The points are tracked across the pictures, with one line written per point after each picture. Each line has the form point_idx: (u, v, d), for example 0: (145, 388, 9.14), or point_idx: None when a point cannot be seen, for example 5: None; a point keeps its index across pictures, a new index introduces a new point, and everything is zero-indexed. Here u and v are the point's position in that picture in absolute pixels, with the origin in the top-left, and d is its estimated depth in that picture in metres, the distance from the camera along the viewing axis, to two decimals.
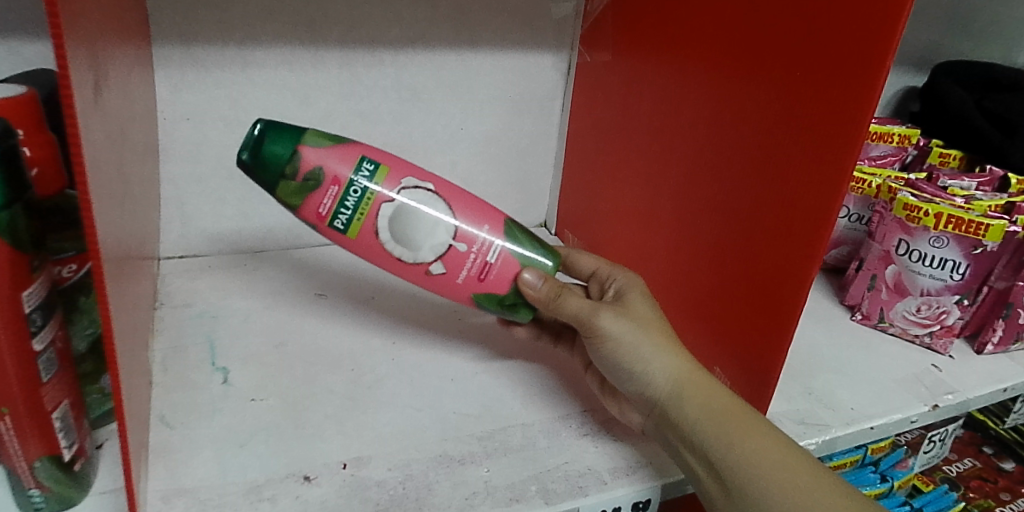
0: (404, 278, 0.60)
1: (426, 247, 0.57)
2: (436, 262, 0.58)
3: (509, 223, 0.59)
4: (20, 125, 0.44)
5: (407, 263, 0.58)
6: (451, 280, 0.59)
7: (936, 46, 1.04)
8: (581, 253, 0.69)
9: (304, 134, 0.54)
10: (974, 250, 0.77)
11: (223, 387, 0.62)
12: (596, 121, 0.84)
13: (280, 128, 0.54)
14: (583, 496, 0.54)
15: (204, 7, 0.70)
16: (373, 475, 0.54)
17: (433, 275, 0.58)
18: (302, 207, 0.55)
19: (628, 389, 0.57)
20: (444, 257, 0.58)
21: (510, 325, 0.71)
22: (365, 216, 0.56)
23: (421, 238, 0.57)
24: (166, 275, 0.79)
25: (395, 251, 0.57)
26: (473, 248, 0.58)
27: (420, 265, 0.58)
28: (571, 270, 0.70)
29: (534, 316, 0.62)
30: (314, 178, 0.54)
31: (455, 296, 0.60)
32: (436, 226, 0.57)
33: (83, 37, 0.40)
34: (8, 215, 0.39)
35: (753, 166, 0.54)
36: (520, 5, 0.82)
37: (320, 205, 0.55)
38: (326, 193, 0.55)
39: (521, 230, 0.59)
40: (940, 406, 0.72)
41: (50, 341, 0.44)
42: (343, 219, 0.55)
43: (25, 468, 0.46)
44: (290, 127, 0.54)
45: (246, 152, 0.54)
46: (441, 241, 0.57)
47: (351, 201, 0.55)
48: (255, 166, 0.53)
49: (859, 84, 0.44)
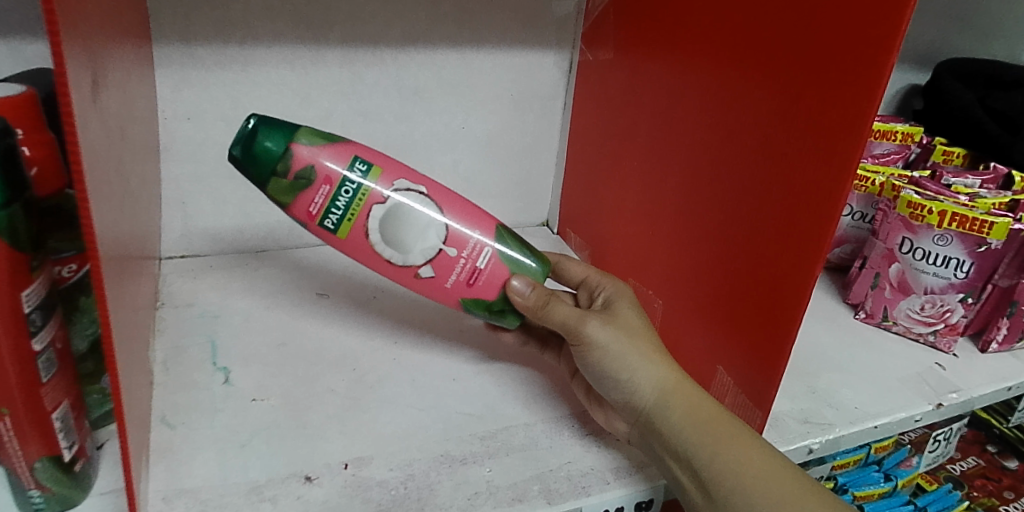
0: (393, 281, 0.59)
1: (416, 251, 0.57)
2: (426, 266, 0.58)
3: (500, 229, 0.59)
4: (19, 124, 0.44)
5: (397, 265, 0.58)
6: (439, 284, 0.59)
7: (939, 43, 1.04)
8: (570, 259, 0.70)
9: (297, 131, 0.53)
10: (978, 248, 0.77)
11: (224, 387, 0.62)
12: (598, 120, 0.84)
13: (272, 123, 0.53)
14: (586, 496, 0.54)
15: (204, 6, 0.70)
16: (374, 475, 0.54)
17: (421, 278, 0.58)
18: (292, 206, 0.55)
19: (613, 396, 0.57)
20: (434, 261, 0.57)
21: (498, 330, 0.70)
22: (357, 217, 0.55)
23: (411, 241, 0.57)
24: (167, 275, 0.79)
25: (385, 253, 0.57)
26: (463, 253, 0.58)
27: (410, 268, 0.58)
28: (560, 277, 0.71)
29: (521, 322, 0.63)
30: (306, 177, 0.54)
31: (444, 300, 0.60)
32: (428, 228, 0.57)
33: (83, 38, 0.40)
34: (8, 214, 0.38)
35: (758, 165, 0.54)
36: (520, 4, 0.82)
37: (312, 204, 0.55)
38: (318, 193, 0.54)
39: (512, 236, 0.59)
40: (945, 405, 0.71)
41: (50, 341, 0.44)
42: (334, 219, 0.55)
43: (25, 469, 0.46)
44: (282, 123, 0.54)
45: (238, 147, 0.53)
46: (432, 244, 0.57)
47: (342, 201, 0.55)
48: (247, 160, 0.53)
49: (864, 83, 0.44)
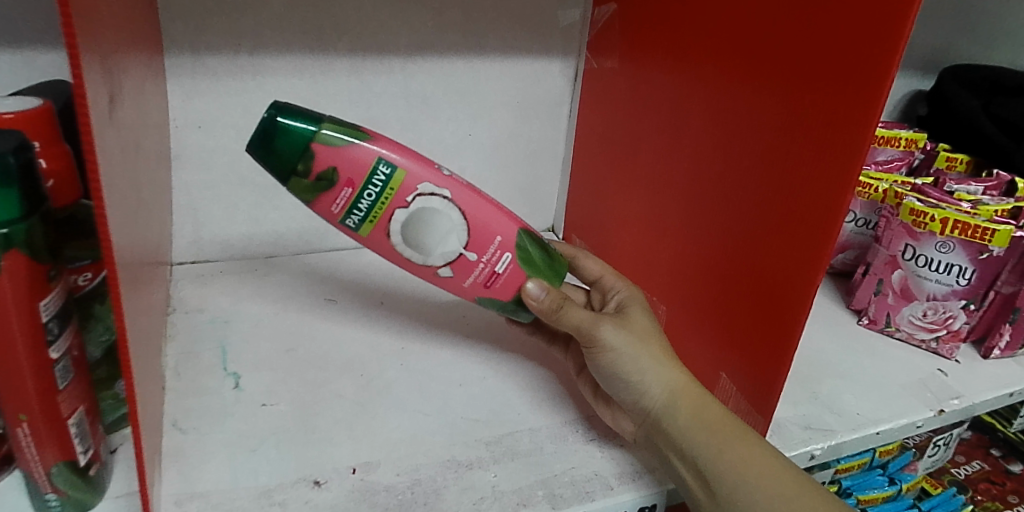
0: (413, 275, 0.61)
1: (437, 253, 0.58)
2: (445, 267, 0.59)
3: (521, 234, 0.59)
4: (36, 136, 0.46)
5: (416, 264, 0.59)
6: (457, 283, 0.60)
7: (944, 49, 1.04)
8: (587, 256, 0.71)
9: (318, 130, 0.52)
10: (980, 255, 0.77)
11: (234, 392, 0.63)
12: (602, 127, 0.84)
13: (293, 115, 0.52)
14: (590, 501, 0.54)
15: (215, 17, 0.71)
16: (382, 479, 0.55)
17: (440, 277, 0.60)
18: (314, 203, 0.55)
19: (622, 397, 0.58)
20: (453, 263, 0.59)
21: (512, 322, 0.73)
22: (380, 218, 0.56)
23: (432, 245, 0.58)
24: (178, 280, 0.80)
25: (406, 252, 0.58)
26: (482, 258, 0.59)
27: (429, 267, 0.59)
28: (576, 272, 0.72)
29: (536, 317, 0.64)
30: (328, 179, 0.53)
31: (461, 296, 0.62)
32: (449, 234, 0.57)
33: (98, 53, 0.40)
34: (26, 226, 0.39)
35: (760, 172, 0.55)
36: (528, 12, 0.83)
37: (334, 203, 0.55)
38: (339, 194, 0.54)
39: (532, 240, 0.60)
40: (946, 411, 0.72)
41: (66, 349, 0.45)
42: (356, 219, 0.56)
43: (42, 474, 0.47)
44: (304, 118, 0.52)
45: (256, 138, 0.52)
46: (452, 248, 0.58)
47: (364, 204, 0.55)
48: (267, 157, 0.52)
49: (864, 93, 0.45)
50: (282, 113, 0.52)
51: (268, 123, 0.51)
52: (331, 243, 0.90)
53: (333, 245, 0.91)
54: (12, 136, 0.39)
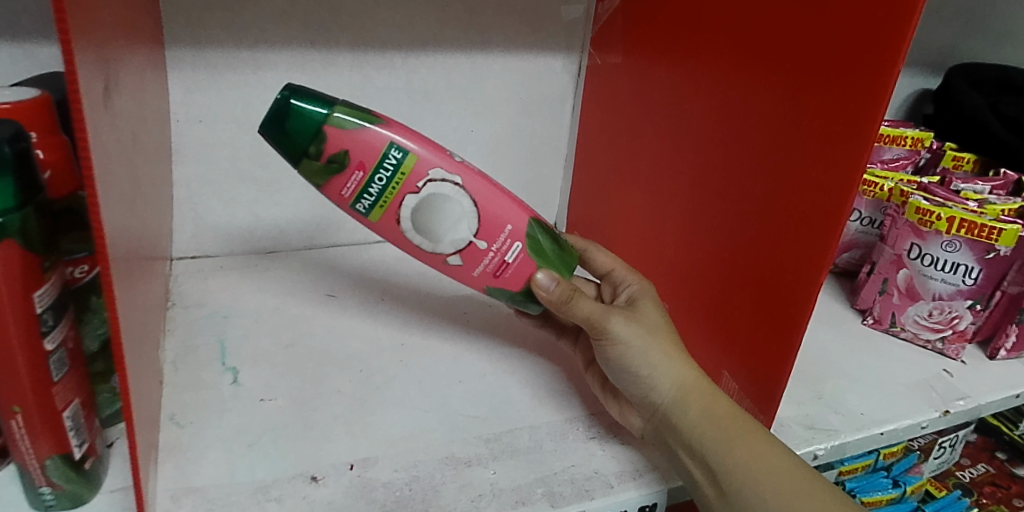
0: (422, 264, 0.60)
1: (446, 241, 0.57)
2: (454, 255, 0.58)
3: (532, 224, 0.59)
4: (31, 127, 0.45)
5: (426, 251, 0.58)
6: (466, 272, 0.59)
7: (953, 47, 1.03)
8: (597, 248, 0.70)
9: (330, 113, 0.52)
10: (987, 254, 0.76)
11: (232, 387, 0.63)
12: (606, 122, 0.83)
13: (306, 96, 0.52)
14: (589, 499, 0.54)
15: (215, 10, 0.70)
16: (380, 476, 0.54)
17: (449, 265, 0.59)
18: (325, 187, 0.54)
19: (631, 392, 0.57)
20: (463, 251, 0.58)
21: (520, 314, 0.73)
22: (389, 204, 0.55)
23: (442, 232, 0.57)
24: (178, 275, 0.80)
25: (415, 239, 0.57)
26: (492, 247, 0.58)
27: (438, 255, 0.58)
28: (586, 264, 0.71)
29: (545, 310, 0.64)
30: (339, 161, 0.53)
31: (471, 286, 0.61)
32: (459, 221, 0.57)
33: (97, 42, 0.40)
34: (20, 216, 0.39)
35: (762, 167, 0.54)
36: (531, 7, 0.82)
37: (344, 187, 0.54)
38: (351, 178, 0.54)
39: (543, 230, 0.59)
40: (951, 412, 0.71)
41: (61, 341, 0.45)
42: (366, 203, 0.55)
43: (36, 467, 0.47)
44: (316, 100, 0.52)
45: (270, 119, 0.52)
46: (462, 236, 0.57)
47: (374, 188, 0.54)
48: (280, 140, 0.52)
49: (869, 86, 0.44)
50: (295, 95, 0.51)
51: (281, 104, 0.51)
52: (332, 239, 0.90)
53: (335, 241, 0.90)
54: (8, 125, 0.39)
